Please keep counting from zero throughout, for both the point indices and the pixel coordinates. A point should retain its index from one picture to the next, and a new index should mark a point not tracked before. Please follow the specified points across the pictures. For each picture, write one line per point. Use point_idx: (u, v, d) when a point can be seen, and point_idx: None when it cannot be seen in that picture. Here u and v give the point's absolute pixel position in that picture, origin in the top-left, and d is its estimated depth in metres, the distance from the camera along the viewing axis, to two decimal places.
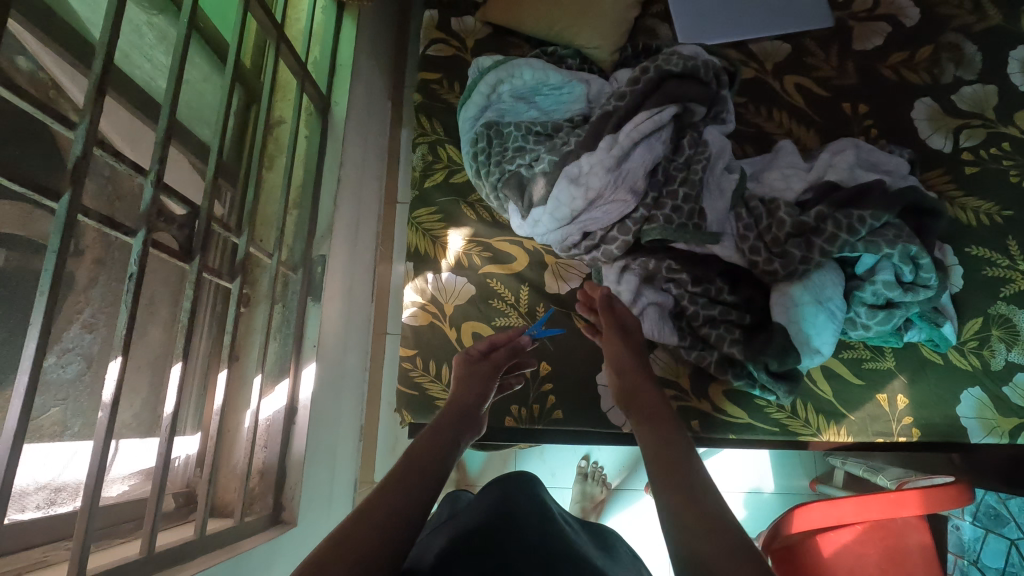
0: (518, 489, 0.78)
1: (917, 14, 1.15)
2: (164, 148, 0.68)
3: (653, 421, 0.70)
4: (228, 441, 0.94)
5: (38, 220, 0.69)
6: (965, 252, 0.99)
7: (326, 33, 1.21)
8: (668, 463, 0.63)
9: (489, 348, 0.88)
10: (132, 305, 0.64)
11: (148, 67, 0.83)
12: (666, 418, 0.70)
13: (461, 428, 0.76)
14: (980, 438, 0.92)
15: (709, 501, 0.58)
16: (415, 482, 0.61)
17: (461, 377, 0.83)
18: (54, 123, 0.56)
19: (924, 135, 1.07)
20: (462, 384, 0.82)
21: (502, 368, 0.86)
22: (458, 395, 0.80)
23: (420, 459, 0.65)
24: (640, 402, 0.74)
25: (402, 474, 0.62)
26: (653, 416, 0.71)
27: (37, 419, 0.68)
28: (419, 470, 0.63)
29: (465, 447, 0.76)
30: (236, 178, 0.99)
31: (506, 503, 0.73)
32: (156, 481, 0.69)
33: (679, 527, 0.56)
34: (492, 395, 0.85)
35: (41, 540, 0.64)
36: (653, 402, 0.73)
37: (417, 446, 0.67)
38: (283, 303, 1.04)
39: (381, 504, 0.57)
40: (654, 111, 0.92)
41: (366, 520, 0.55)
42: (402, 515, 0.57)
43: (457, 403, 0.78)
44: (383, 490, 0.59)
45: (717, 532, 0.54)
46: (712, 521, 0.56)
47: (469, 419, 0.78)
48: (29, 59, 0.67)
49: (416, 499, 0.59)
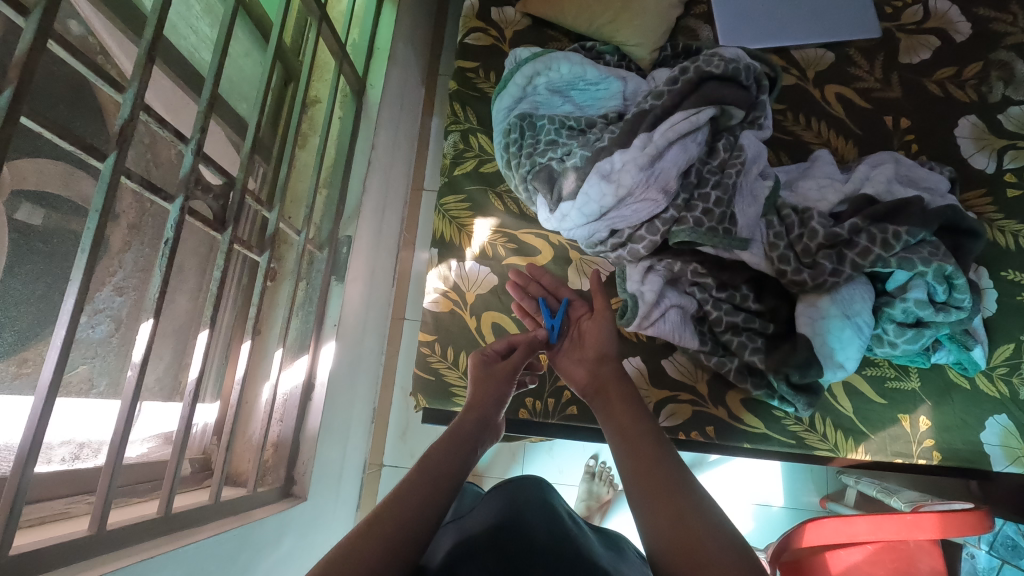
0: (530, 488, 0.77)
1: (968, 30, 1.12)
2: (206, 118, 0.69)
3: (618, 403, 0.69)
4: (245, 412, 0.96)
5: (80, 181, 0.70)
6: (1001, 276, 0.96)
7: (366, 15, 1.21)
8: (636, 451, 0.62)
9: (508, 349, 0.82)
10: (166, 269, 0.65)
11: (193, 38, 0.84)
12: (631, 400, 0.69)
13: (482, 431, 0.71)
14: (1003, 466, 0.91)
15: (680, 490, 0.58)
16: (429, 492, 0.59)
17: (479, 378, 0.76)
18: (104, 84, 0.58)
19: (966, 154, 1.04)
20: (481, 384, 0.75)
21: (521, 368, 0.79)
22: (478, 398, 0.74)
23: (436, 462, 0.62)
24: (606, 388, 0.72)
25: (415, 482, 0.59)
26: (614, 399, 0.70)
27: (67, 375, 0.70)
28: (433, 479, 0.60)
29: (484, 451, 0.72)
30: (270, 154, 1.00)
31: (515, 502, 0.73)
32: (177, 444, 0.70)
33: (653, 525, 0.56)
34: (512, 395, 0.78)
35: (65, 492, 0.66)
36: (619, 385, 0.72)
37: (431, 454, 0.63)
38: (307, 281, 1.05)
39: (393, 514, 0.55)
40: (692, 112, 0.91)
41: (374, 532, 0.53)
42: (414, 527, 0.55)
43: (477, 406, 0.72)
44: (395, 499, 0.57)
45: (692, 527, 0.54)
46: (687, 512, 0.56)
47: (492, 425, 0.73)
48: (81, 23, 0.68)
49: (429, 508, 0.57)
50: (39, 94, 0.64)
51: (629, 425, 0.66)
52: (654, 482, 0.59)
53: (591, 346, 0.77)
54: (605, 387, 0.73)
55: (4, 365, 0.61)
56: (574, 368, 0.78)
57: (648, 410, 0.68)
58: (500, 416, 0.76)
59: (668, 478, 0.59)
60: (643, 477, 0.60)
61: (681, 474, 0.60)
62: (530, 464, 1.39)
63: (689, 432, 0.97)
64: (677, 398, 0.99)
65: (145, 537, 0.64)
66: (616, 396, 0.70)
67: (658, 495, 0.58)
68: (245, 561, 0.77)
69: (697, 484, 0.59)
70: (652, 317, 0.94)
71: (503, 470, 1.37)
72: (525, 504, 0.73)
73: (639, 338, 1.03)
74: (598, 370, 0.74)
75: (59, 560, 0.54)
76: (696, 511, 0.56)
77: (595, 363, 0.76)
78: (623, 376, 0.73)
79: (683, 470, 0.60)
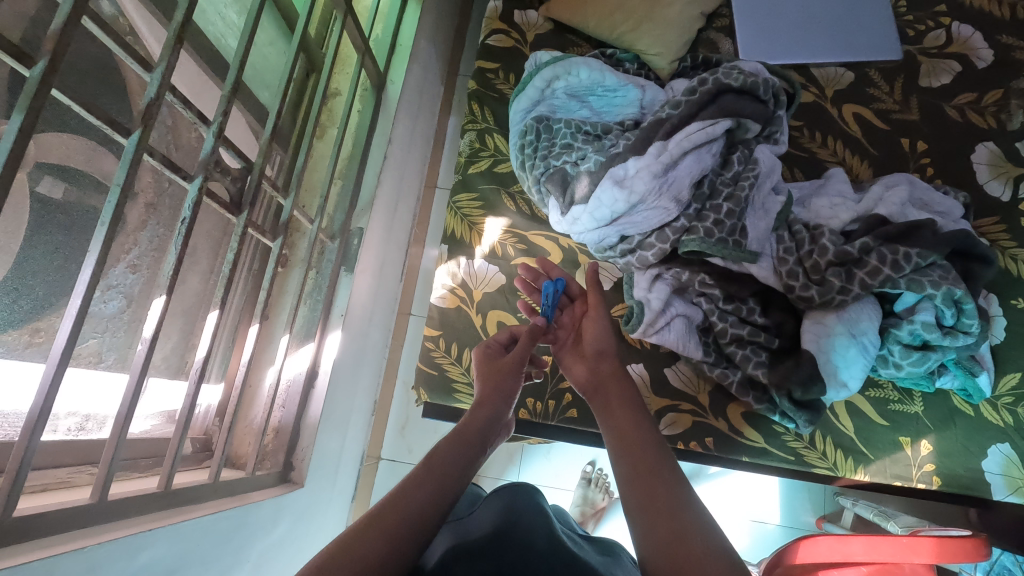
0: (523, 495, 0.77)
1: (989, 57, 1.12)
2: (230, 102, 0.70)
3: (618, 408, 0.71)
4: (248, 396, 0.97)
5: (102, 157, 0.72)
6: (1011, 304, 0.96)
7: (390, 12, 1.23)
8: (637, 460, 0.63)
9: (511, 340, 0.86)
10: (182, 247, 0.66)
11: (221, 24, 0.86)
12: (632, 407, 0.71)
13: (485, 429, 0.71)
14: (1003, 495, 0.90)
15: (680, 508, 0.58)
16: (431, 491, 0.59)
17: (486, 374, 0.77)
18: (133, 63, 0.58)
19: (981, 180, 1.04)
20: (488, 381, 0.77)
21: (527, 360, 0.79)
22: (487, 394, 0.75)
23: (442, 457, 0.63)
24: (604, 387, 0.75)
25: (418, 479, 0.59)
26: (613, 400, 0.72)
27: (78, 348, 0.71)
28: (439, 478, 0.61)
29: (490, 450, 0.72)
30: (288, 143, 1.02)
31: (513, 507, 0.74)
32: (181, 422, 0.71)
33: (650, 541, 0.56)
34: (519, 394, 0.79)
35: (69, 460, 0.67)
36: (618, 385, 0.74)
37: (436, 452, 0.64)
38: (317, 269, 1.06)
39: (396, 510, 0.56)
40: (709, 124, 0.91)
41: (372, 527, 0.53)
42: (414, 525, 0.55)
43: (488, 402, 0.74)
44: (397, 496, 0.57)
45: (692, 548, 0.54)
46: (688, 530, 0.55)
47: (499, 423, 0.74)
48: (112, 3, 0.69)
49: (432, 504, 0.58)
50: (69, 70, 0.65)
51: (629, 431, 0.67)
52: (658, 504, 0.59)
53: (591, 341, 0.80)
54: (603, 385, 0.75)
55: (18, 333, 0.62)
56: (574, 364, 0.82)
57: (650, 419, 0.70)
58: (508, 413, 0.77)
59: (670, 496, 0.59)
60: (646, 490, 0.60)
61: (683, 493, 0.60)
62: (527, 466, 1.39)
63: (688, 442, 0.97)
64: (678, 407, 0.99)
65: (144, 509, 0.64)
66: (615, 398, 0.72)
67: (659, 513, 0.58)
68: (240, 542, 0.78)
69: (698, 503, 0.59)
70: (658, 325, 0.95)
71: (500, 471, 1.38)
72: (522, 507, 0.74)
73: (642, 346, 1.02)
74: (598, 368, 0.77)
75: (60, 526, 0.54)
76: (696, 530, 0.55)
77: (592, 363, 0.78)
78: (621, 374, 0.76)
79: (685, 488, 0.61)
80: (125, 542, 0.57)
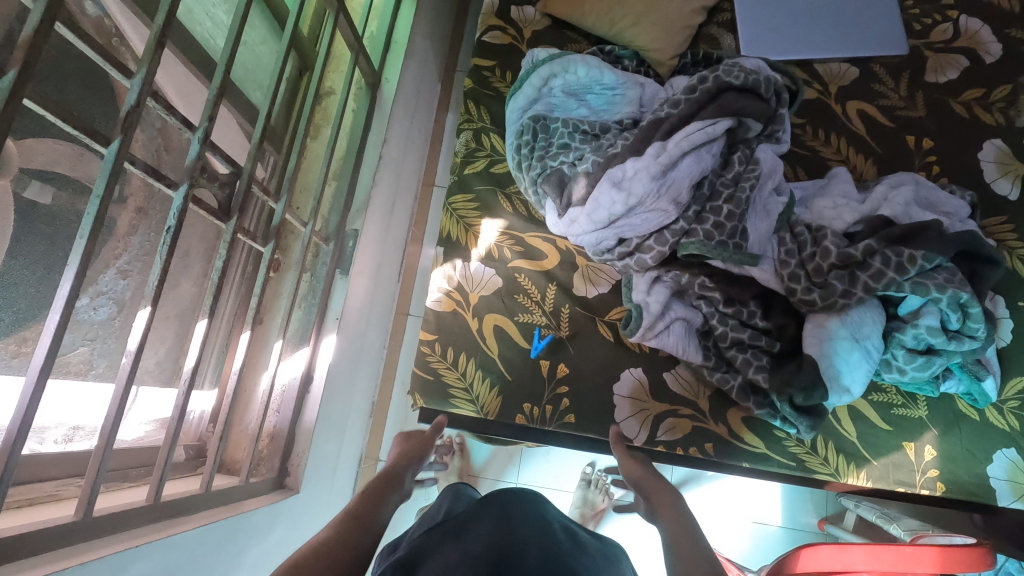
0: (525, 503, 0.76)
1: (998, 51, 1.09)
2: (216, 106, 0.68)
3: (664, 502, 0.76)
4: (243, 401, 0.95)
5: (88, 162, 0.70)
6: (1018, 306, 0.94)
7: (385, 8, 1.20)
8: (679, 539, 0.67)
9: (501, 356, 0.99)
10: (167, 257, 0.64)
11: (209, 24, 0.84)
12: (675, 496, 0.76)
13: (394, 491, 0.75)
14: (1009, 501, 0.89)
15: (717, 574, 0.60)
16: (352, 538, 0.63)
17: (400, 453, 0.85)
18: (112, 69, 0.56)
19: (989, 178, 1.02)
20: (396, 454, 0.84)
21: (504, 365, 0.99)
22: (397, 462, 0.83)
23: (361, 508, 0.68)
24: (649, 490, 0.80)
25: (342, 523, 0.64)
26: (660, 496, 0.77)
27: (66, 356, 0.70)
28: (355, 527, 0.64)
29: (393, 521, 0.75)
30: (281, 143, 1.00)
31: (510, 517, 0.72)
32: (170, 431, 0.69)
33: None
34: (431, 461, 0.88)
35: (56, 473, 0.66)
36: (663, 485, 0.80)
37: (353, 505, 0.69)
38: (311, 272, 1.05)
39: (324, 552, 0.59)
40: (709, 124, 0.89)
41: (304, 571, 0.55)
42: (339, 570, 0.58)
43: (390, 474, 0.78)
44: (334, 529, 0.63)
45: None
46: None
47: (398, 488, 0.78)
48: (97, 3, 0.69)
49: (349, 554, 0.60)
50: (49, 74, 0.64)
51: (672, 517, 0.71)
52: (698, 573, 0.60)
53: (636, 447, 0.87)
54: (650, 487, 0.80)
55: (4, 343, 0.61)
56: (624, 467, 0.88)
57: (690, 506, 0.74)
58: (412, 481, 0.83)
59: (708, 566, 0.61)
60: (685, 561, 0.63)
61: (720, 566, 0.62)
62: (526, 467, 1.39)
63: (687, 448, 0.95)
64: (677, 412, 0.97)
65: (132, 524, 0.63)
66: (659, 493, 0.78)
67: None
68: (233, 552, 0.77)
69: None
70: (657, 328, 0.94)
71: (500, 472, 1.38)
72: (519, 518, 0.73)
73: (642, 349, 1.00)
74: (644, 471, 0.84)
75: (44, 545, 0.53)
76: None
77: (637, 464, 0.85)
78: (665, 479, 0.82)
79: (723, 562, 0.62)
80: (111, 560, 0.56)
